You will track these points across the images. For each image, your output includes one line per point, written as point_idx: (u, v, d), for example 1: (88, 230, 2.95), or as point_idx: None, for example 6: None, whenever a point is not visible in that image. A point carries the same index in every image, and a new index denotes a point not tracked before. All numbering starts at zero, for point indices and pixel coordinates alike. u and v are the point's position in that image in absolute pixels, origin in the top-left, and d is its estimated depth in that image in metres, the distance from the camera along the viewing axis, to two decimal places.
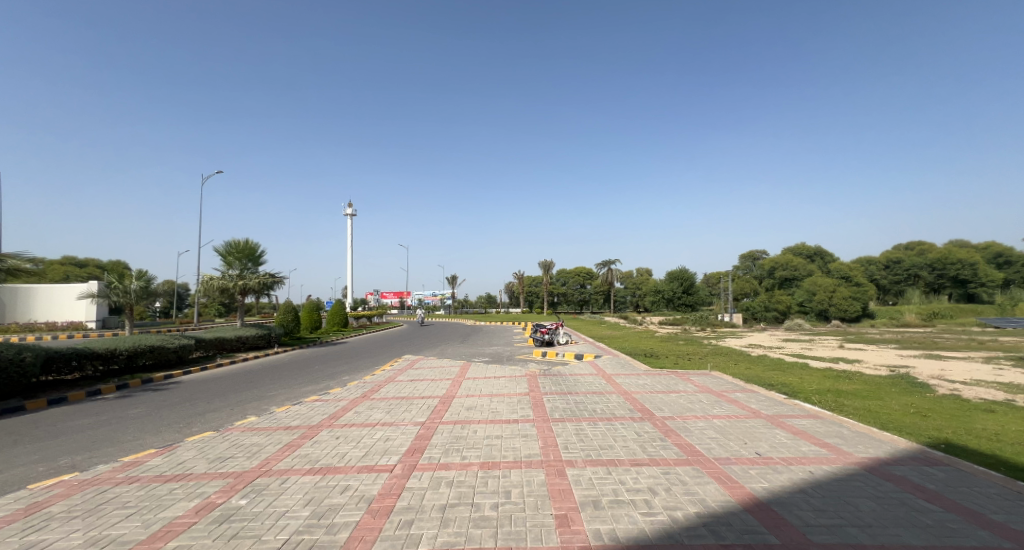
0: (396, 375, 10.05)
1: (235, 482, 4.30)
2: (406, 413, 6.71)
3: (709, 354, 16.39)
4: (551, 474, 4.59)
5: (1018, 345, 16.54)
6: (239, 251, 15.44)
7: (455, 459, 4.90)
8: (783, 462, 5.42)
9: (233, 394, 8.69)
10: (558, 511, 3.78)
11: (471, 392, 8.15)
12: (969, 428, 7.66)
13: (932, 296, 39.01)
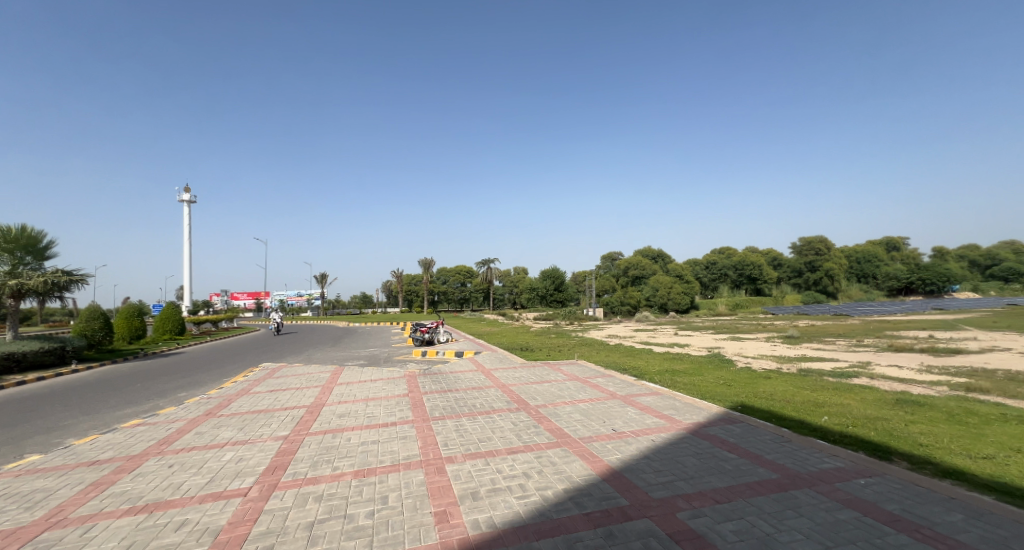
0: (252, 386, 9.57)
1: (8, 543, 3.83)
2: (265, 428, 6.62)
3: (574, 345, 18.39)
4: (431, 472, 5.16)
5: (788, 326, 21.88)
6: (12, 240, 12.97)
7: (325, 471, 5.14)
8: (632, 435, 6.75)
9: (9, 429, 7.41)
10: (437, 508, 4.38)
11: (344, 398, 8.27)
12: (756, 391, 10.15)
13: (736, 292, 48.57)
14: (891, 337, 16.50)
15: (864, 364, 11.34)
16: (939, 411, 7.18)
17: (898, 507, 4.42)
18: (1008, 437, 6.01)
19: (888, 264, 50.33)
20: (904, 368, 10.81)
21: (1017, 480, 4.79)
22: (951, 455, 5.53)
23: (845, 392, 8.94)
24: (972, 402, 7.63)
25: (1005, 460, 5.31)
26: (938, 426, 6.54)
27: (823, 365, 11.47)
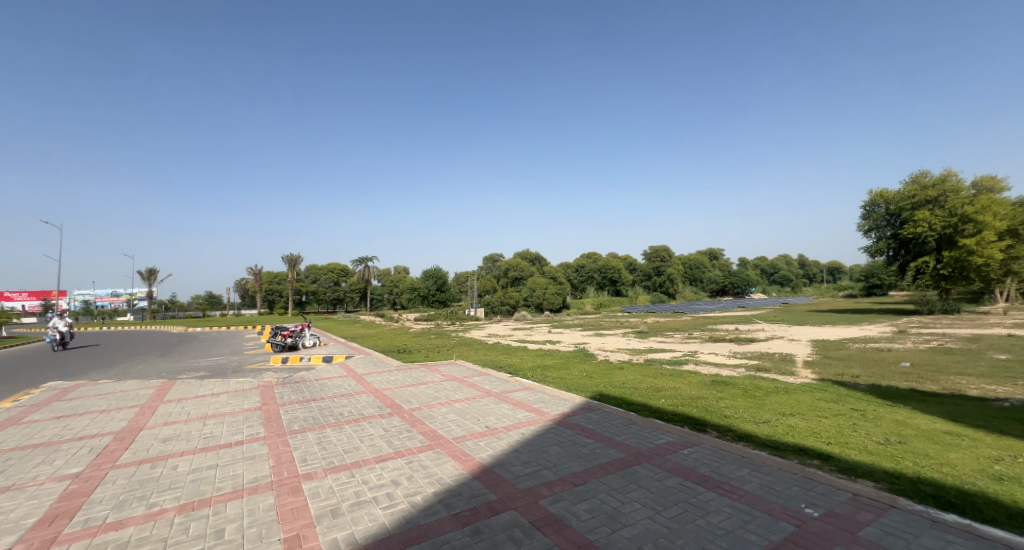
0: (30, 414, 7.77)
1: None
2: (50, 466, 5.48)
3: (452, 345, 18.51)
4: (284, 494, 4.83)
5: (641, 322, 24.86)
6: None
7: (138, 510, 4.46)
8: (504, 430, 7.05)
9: None
10: (288, 533, 4.13)
11: (173, 418, 7.23)
12: (610, 380, 11.38)
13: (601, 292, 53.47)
14: (712, 330, 19.89)
15: (691, 353, 13.52)
16: (740, 388, 8.90)
17: (709, 469, 5.33)
18: (780, 404, 7.72)
19: (711, 270, 60.88)
20: (719, 355, 13.16)
21: (783, 437, 6.19)
22: (743, 422, 6.91)
23: (679, 377, 10.52)
24: (761, 379, 9.63)
25: (777, 422, 6.82)
26: (736, 400, 8.10)
27: (662, 355, 13.35)
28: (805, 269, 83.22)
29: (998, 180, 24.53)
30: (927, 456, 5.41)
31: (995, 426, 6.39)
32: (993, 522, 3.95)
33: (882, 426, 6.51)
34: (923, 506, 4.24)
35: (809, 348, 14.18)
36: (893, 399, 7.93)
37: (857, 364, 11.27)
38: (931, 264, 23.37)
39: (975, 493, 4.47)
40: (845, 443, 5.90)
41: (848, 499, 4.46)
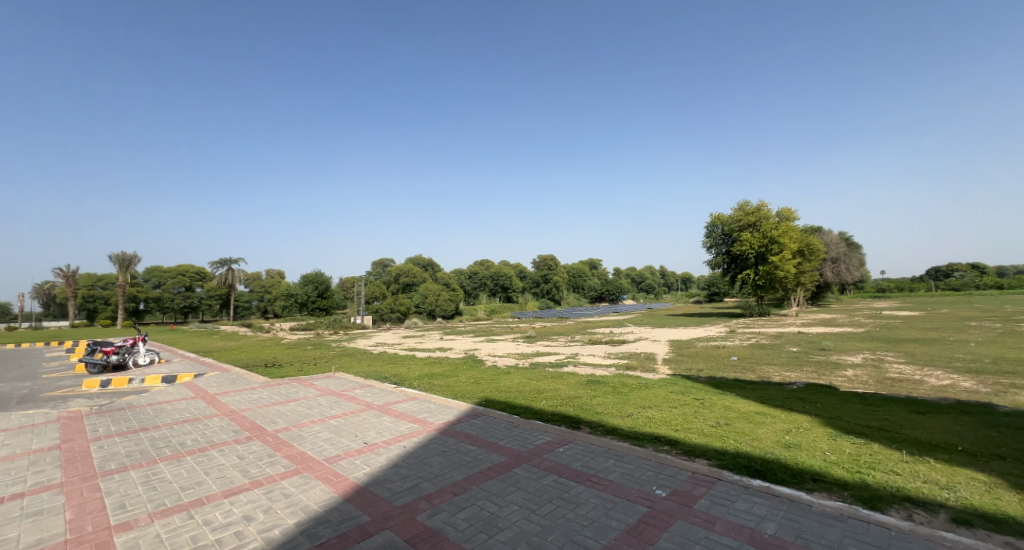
0: None
1: None
2: None
3: (331, 356, 17.14)
4: None
5: (529, 328, 25.70)
6: None
7: None
8: (384, 444, 6.70)
9: None
10: None
11: None
12: (497, 385, 11.51)
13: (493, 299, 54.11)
14: (590, 333, 21.44)
15: (573, 355, 14.38)
16: (611, 386, 9.65)
17: (581, 464, 5.64)
18: (640, 398, 8.59)
19: (591, 279, 65.73)
20: (596, 356, 14.21)
21: (643, 428, 6.86)
22: (610, 417, 7.53)
23: (560, 378, 11.04)
24: (628, 377, 10.61)
25: (637, 415, 7.56)
26: (606, 397, 8.81)
27: (546, 358, 13.97)
28: (664, 278, 94.45)
29: (792, 210, 30.25)
30: (745, 434, 6.45)
31: (793, 405, 7.88)
32: (784, 482, 4.84)
33: (717, 411, 7.61)
34: (740, 475, 5.04)
35: (668, 347, 16.06)
36: (727, 388, 9.33)
37: (703, 360, 13.07)
38: (751, 276, 28.11)
39: (774, 459, 5.45)
40: (688, 429, 6.74)
41: (688, 477, 5.10)
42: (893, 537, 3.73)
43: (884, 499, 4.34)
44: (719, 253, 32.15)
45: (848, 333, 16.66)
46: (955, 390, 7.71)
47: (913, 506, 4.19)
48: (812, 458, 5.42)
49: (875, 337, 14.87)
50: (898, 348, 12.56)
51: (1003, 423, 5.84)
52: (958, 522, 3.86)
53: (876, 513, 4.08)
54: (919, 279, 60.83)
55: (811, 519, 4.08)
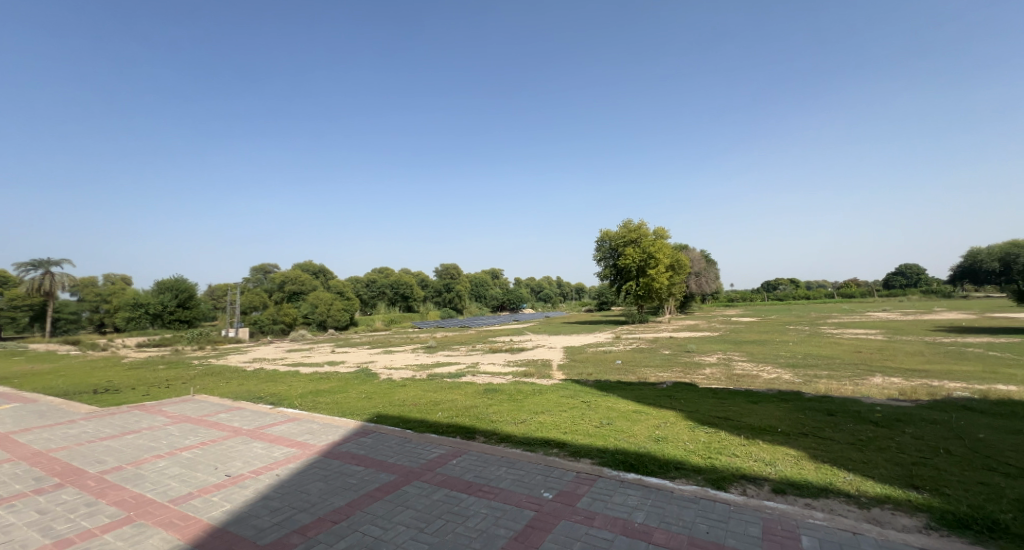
0: None
1: None
2: None
3: (195, 376, 15.06)
4: None
5: (428, 338, 25.27)
6: None
7: None
8: (252, 476, 6.04)
9: None
10: None
11: None
12: (391, 395, 10.95)
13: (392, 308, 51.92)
14: (490, 342, 21.81)
15: (473, 365, 14.53)
16: (507, 394, 10.00)
17: (473, 474, 5.70)
18: (534, 404, 9.06)
19: (493, 288, 66.95)
20: (496, 364, 14.53)
21: (533, 432, 7.29)
22: (504, 424, 7.82)
23: (457, 388, 11.03)
24: (523, 384, 11.06)
25: (531, 421, 7.97)
26: (501, 405, 9.11)
27: (445, 369, 13.92)
28: (561, 287, 99.49)
29: (666, 231, 34.16)
30: (623, 431, 7.19)
31: (663, 401, 8.94)
32: (653, 472, 5.51)
33: (600, 412, 8.34)
34: (618, 471, 5.62)
35: (561, 354, 17.03)
36: (610, 390, 10.23)
37: (592, 365, 14.10)
38: (634, 286, 31.00)
39: (646, 453, 6.16)
40: (575, 430, 7.31)
41: (572, 477, 5.55)
42: (731, 511, 4.45)
43: (726, 478, 5.17)
44: (607, 265, 34.90)
45: (708, 337, 19.25)
46: (782, 381, 9.43)
47: (747, 482, 5.06)
48: (675, 449, 6.24)
49: (729, 340, 17.42)
50: (744, 348, 14.88)
51: (811, 405, 7.31)
52: (777, 491, 4.73)
53: (721, 492, 4.84)
54: (760, 289, 72.57)
55: (672, 504, 4.71)
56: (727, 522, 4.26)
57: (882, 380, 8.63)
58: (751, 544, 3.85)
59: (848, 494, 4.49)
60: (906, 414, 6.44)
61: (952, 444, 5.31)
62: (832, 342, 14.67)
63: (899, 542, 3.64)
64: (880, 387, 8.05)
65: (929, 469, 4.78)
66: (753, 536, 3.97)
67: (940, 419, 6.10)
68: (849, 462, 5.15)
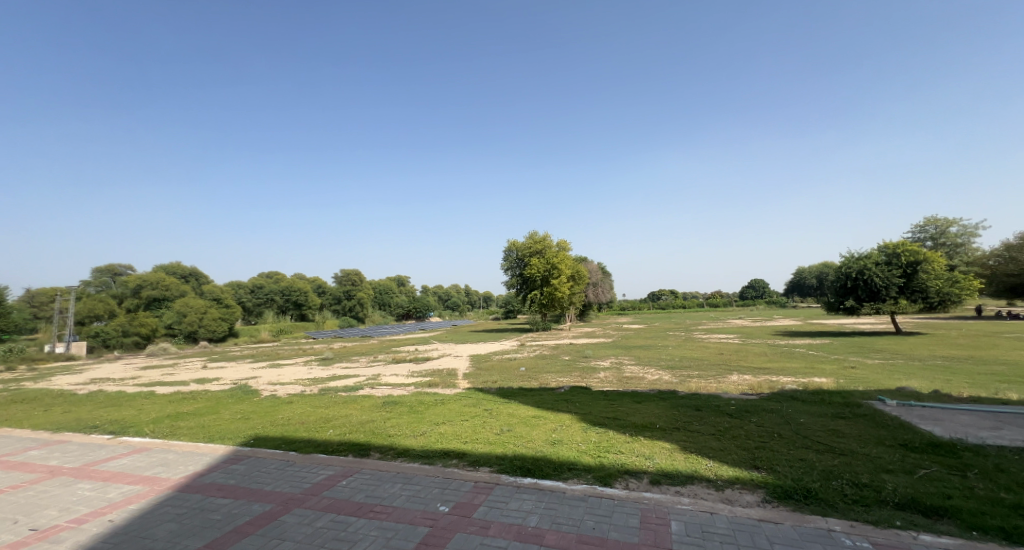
0: None
1: None
2: None
3: (3, 406, 12.22)
4: None
5: (321, 349, 23.54)
6: None
7: None
8: (74, 525, 4.82)
9: None
10: None
11: None
12: (272, 411, 9.87)
13: (280, 317, 47.38)
14: (393, 352, 20.99)
15: (373, 377, 13.86)
16: (406, 406, 9.71)
17: (364, 495, 5.43)
18: (435, 415, 8.92)
19: (398, 296, 65.09)
20: (399, 376, 14.03)
21: (432, 445, 7.17)
22: (403, 438, 7.58)
23: (351, 402, 10.35)
24: (425, 394, 10.83)
25: (431, 432, 7.84)
26: (400, 418, 8.82)
27: (341, 382, 13.08)
28: (468, 295, 99.91)
29: (569, 244, 36.07)
30: (522, 436, 7.41)
31: (560, 405, 9.37)
32: (547, 474, 5.76)
33: (502, 419, 8.49)
34: (514, 477, 5.77)
35: (466, 363, 17.00)
36: (511, 397, 10.47)
37: (497, 372, 14.29)
38: (538, 295, 31.99)
39: (541, 456, 6.42)
40: (475, 439, 7.34)
41: (470, 487, 5.58)
42: (614, 505, 4.81)
43: (612, 474, 5.57)
44: (514, 275, 35.85)
45: (603, 343, 20.64)
46: (662, 382, 10.47)
47: (629, 476, 5.50)
48: (568, 450, 6.58)
49: (619, 345, 18.89)
50: (632, 352, 16.29)
51: (683, 402, 8.21)
52: (654, 482, 5.21)
53: (606, 489, 5.20)
54: (644, 299, 80.05)
55: (563, 504, 4.96)
56: (611, 516, 4.59)
57: (738, 377, 10.03)
58: (630, 534, 4.19)
59: (707, 479, 5.11)
60: (753, 405, 7.53)
61: (783, 428, 6.32)
62: (702, 346, 16.69)
63: (745, 517, 4.22)
64: (738, 383, 9.32)
65: (768, 451, 5.63)
66: (632, 526, 4.32)
67: (776, 408, 7.24)
68: (710, 450, 5.86)
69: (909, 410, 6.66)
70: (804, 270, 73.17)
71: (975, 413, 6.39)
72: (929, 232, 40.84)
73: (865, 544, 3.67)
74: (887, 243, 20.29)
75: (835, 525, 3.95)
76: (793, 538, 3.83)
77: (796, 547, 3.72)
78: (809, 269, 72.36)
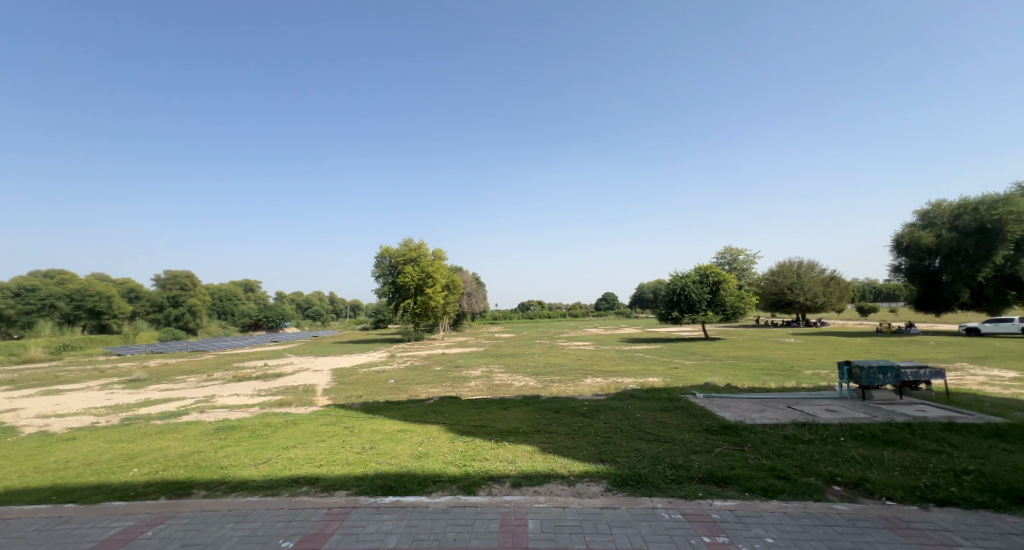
0: None
1: None
2: None
3: None
4: None
5: (125, 369, 19.22)
6: None
7: None
8: None
9: None
10: None
11: None
12: (38, 454, 7.65)
13: (64, 328, 36.26)
14: (235, 369, 18.17)
15: (205, 399, 11.79)
16: (245, 431, 8.43)
17: (178, 545, 4.46)
18: (284, 438, 7.90)
19: (243, 303, 58.81)
20: (240, 395, 12.18)
21: (276, 473, 6.26)
22: (240, 468, 6.51)
23: (167, 433, 8.61)
24: (272, 416, 9.56)
25: (276, 458, 6.89)
26: (238, 445, 7.61)
27: (157, 409, 10.83)
28: (331, 305, 93.12)
29: (445, 253, 35.85)
30: (385, 453, 6.93)
31: (427, 417, 9.07)
32: (410, 491, 5.42)
33: (364, 436, 7.87)
34: (375, 497, 5.33)
35: (327, 377, 15.54)
36: (375, 412, 9.81)
37: (362, 386, 13.32)
38: (411, 304, 30.97)
39: (406, 472, 6.05)
40: (329, 462, 6.62)
41: (322, 515, 4.97)
42: (476, 513, 4.71)
43: (476, 482, 5.48)
44: (386, 283, 34.32)
45: (474, 352, 20.80)
46: (528, 387, 10.86)
47: (492, 482, 5.47)
48: (434, 463, 6.33)
49: (489, 354, 19.21)
50: (501, 361, 16.68)
51: (546, 405, 8.58)
52: (515, 485, 5.26)
53: (471, 497, 5.09)
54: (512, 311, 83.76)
55: (426, 518, 4.70)
56: (473, 524, 4.48)
57: (594, 380, 10.89)
58: (490, 539, 4.12)
59: (561, 475, 5.34)
60: (603, 404, 8.19)
61: (625, 424, 6.96)
62: (563, 353, 17.83)
63: (591, 508, 4.47)
64: (593, 386, 10.08)
65: (611, 444, 6.12)
66: (493, 531, 4.27)
67: (621, 406, 7.96)
68: (565, 449, 6.16)
69: (712, 400, 7.88)
70: (644, 286, 84.36)
71: (755, 398, 7.83)
72: (726, 258, 49.92)
73: (677, 515, 4.16)
74: (702, 265, 24.15)
75: (658, 503, 4.41)
76: (628, 521, 4.15)
77: (629, 527, 4.03)
78: (646, 286, 83.22)
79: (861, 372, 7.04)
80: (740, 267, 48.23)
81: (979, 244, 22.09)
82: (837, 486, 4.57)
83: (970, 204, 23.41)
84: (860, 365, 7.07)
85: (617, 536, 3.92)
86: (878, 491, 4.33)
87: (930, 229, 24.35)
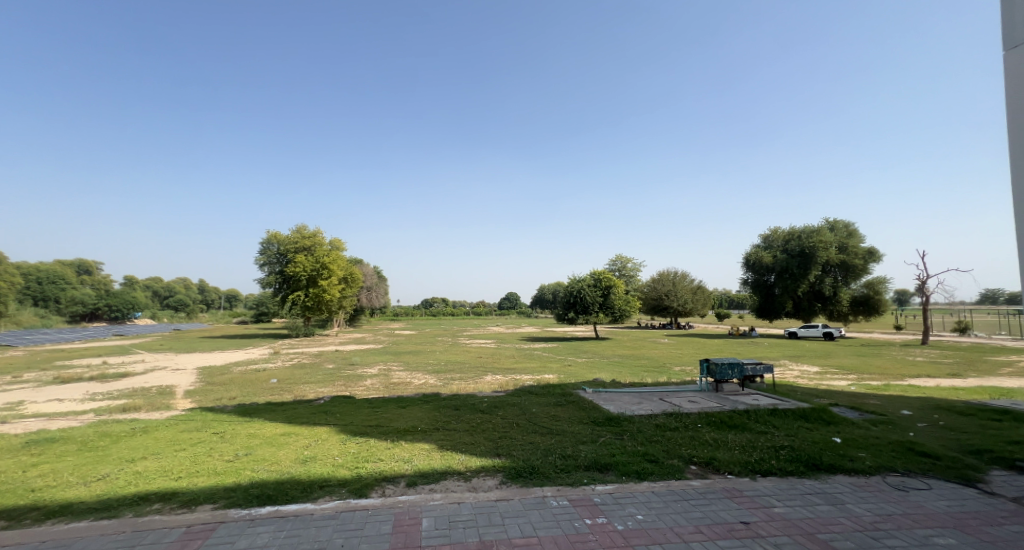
0: None
1: None
2: None
3: None
4: None
5: None
6: None
7: None
8: None
9: None
10: None
11: None
12: None
13: None
14: (61, 369, 15.39)
15: (13, 406, 9.90)
16: (72, 443, 7.31)
17: None
18: (128, 450, 7.02)
19: (75, 289, 49.91)
20: (63, 401, 10.40)
21: (113, 492, 5.56)
22: (62, 490, 5.66)
23: None
24: (109, 424, 8.38)
25: (117, 474, 6.11)
26: (64, 460, 6.60)
27: None
28: (202, 294, 83.38)
29: (343, 243, 34.08)
30: (264, 459, 6.56)
31: (316, 419, 8.70)
32: (293, 498, 5.24)
33: (237, 443, 7.33)
34: (248, 509, 5.05)
35: (192, 377, 13.95)
36: (253, 415, 9.13)
37: (237, 387, 12.23)
38: (301, 296, 28.93)
39: (288, 479, 5.79)
40: (192, 474, 6.08)
41: (181, 534, 4.59)
42: (368, 516, 4.73)
43: (368, 485, 5.47)
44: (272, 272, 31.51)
45: (371, 349, 20.15)
46: (427, 386, 10.91)
47: (386, 484, 5.50)
48: (321, 467, 6.15)
49: (388, 351, 18.75)
50: (401, 359, 16.42)
51: (444, 403, 8.73)
52: (410, 485, 5.35)
53: (361, 501, 5.08)
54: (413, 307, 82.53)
55: (309, 527, 4.60)
56: (363, 528, 4.50)
57: (491, 377, 11.27)
58: (380, 542, 4.19)
59: (457, 472, 5.56)
60: (499, 401, 8.57)
61: (520, 419, 7.40)
62: (464, 351, 18.08)
63: (485, 501, 4.75)
64: (490, 383, 10.46)
65: (507, 439, 6.49)
66: (384, 533, 4.34)
67: (514, 403, 8.38)
68: (462, 445, 6.40)
69: (597, 395, 8.68)
70: (544, 287, 88.31)
71: (633, 392, 8.77)
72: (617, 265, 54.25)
73: (564, 501, 4.62)
74: (599, 271, 25.92)
75: (547, 492, 4.84)
76: (519, 511, 4.51)
77: (519, 517, 4.39)
78: (546, 287, 87.29)
79: (716, 368, 8.27)
80: (628, 273, 52.70)
81: (799, 265, 26.95)
82: (693, 465, 5.40)
83: (795, 233, 28.43)
84: (716, 362, 8.31)
85: (508, 526, 4.25)
86: (722, 468, 5.21)
87: (768, 251, 29.07)
